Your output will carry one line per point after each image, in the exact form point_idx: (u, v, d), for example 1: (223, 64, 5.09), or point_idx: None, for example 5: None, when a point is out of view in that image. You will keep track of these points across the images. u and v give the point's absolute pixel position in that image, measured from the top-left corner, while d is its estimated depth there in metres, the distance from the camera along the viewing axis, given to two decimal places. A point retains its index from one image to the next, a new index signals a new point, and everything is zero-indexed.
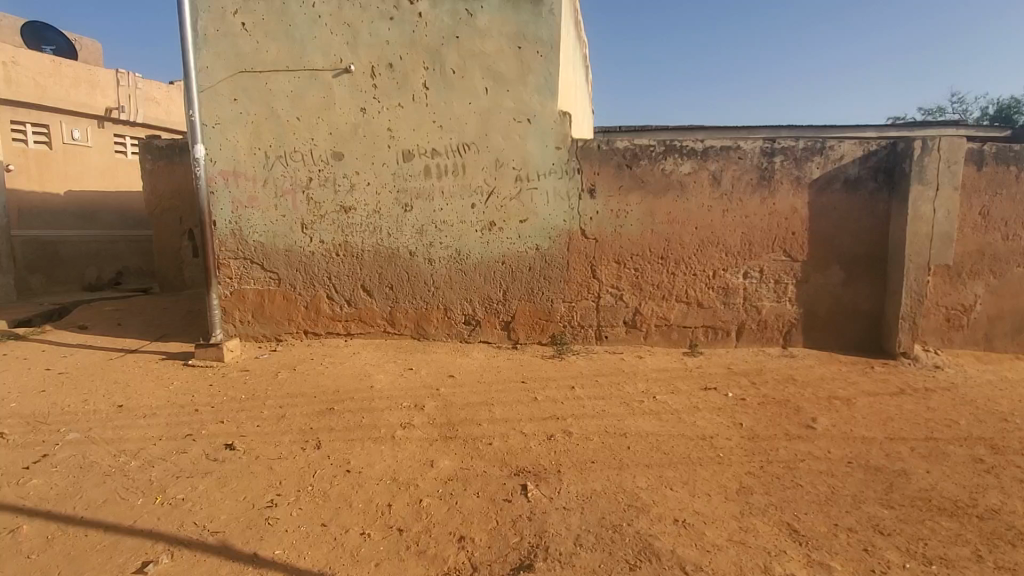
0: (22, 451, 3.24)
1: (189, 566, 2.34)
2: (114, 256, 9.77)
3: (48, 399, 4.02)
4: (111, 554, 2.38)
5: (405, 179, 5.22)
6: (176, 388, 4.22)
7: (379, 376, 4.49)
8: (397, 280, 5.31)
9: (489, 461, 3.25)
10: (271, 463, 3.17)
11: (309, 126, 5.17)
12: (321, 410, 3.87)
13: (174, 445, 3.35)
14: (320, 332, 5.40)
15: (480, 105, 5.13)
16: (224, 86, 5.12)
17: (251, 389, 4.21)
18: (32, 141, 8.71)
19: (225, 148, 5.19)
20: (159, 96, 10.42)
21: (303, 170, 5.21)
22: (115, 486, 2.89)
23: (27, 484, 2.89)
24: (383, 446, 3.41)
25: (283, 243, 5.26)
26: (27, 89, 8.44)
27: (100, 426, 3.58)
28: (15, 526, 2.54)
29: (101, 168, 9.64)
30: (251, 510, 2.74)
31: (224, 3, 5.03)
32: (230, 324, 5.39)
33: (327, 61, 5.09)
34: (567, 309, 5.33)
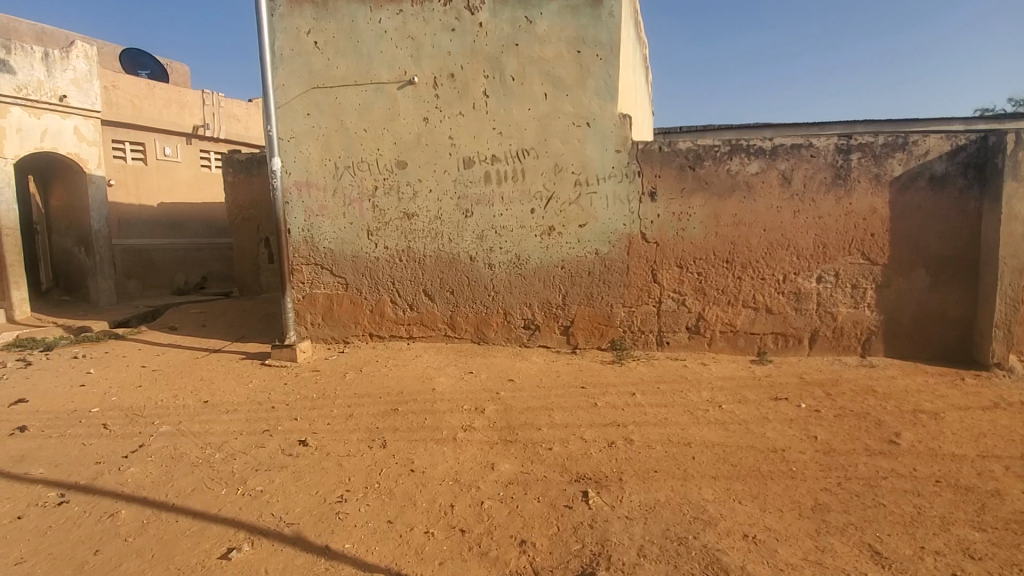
0: (122, 441, 3.56)
1: (266, 554, 2.48)
2: (199, 262, 10.49)
3: (143, 394, 4.39)
4: (198, 540, 2.56)
5: (466, 186, 5.33)
6: (254, 386, 4.50)
7: (440, 379, 4.59)
8: (457, 285, 5.42)
9: (549, 466, 3.25)
10: (341, 460, 3.31)
11: (374, 136, 5.38)
12: (386, 410, 4.00)
13: (253, 439, 3.57)
14: (384, 335, 5.59)
15: (539, 110, 5.16)
16: (298, 102, 5.43)
17: (321, 388, 4.42)
18: (130, 158, 9.58)
19: (298, 160, 5.49)
20: (239, 113, 11.19)
21: (369, 179, 5.43)
22: (201, 476, 3.12)
23: (127, 471, 3.17)
24: (445, 447, 3.48)
25: (350, 249, 5.50)
26: (125, 111, 9.31)
27: (188, 420, 3.87)
28: (117, 510, 2.79)
29: (189, 182, 10.43)
30: (323, 504, 2.87)
31: (298, 24, 5.34)
32: (302, 327, 5.67)
33: (392, 74, 5.29)
34: (627, 314, 5.24)
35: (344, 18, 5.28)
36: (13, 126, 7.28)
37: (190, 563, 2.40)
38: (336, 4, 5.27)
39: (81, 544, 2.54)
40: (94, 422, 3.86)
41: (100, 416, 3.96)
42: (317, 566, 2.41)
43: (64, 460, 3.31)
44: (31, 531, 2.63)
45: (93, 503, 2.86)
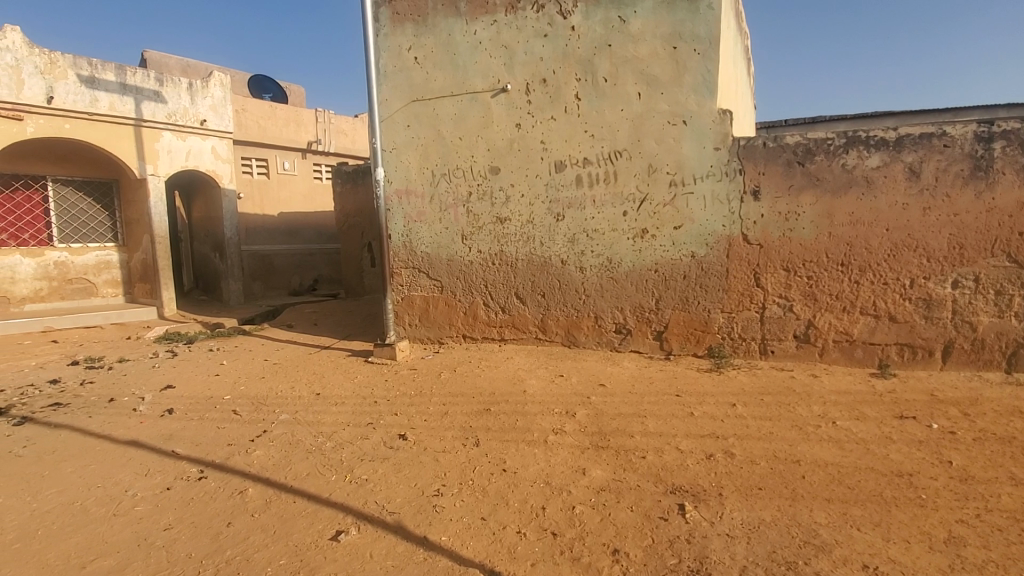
0: (249, 426, 3.97)
1: (371, 539, 2.64)
2: (312, 266, 11.45)
3: (266, 384, 4.87)
4: (312, 521, 2.79)
5: (557, 190, 5.35)
6: (359, 382, 4.82)
7: (531, 382, 4.63)
8: (548, 288, 5.45)
9: (643, 475, 3.16)
10: (437, 455, 3.46)
11: (470, 144, 5.56)
12: (479, 410, 4.11)
13: (358, 431, 3.83)
14: (477, 337, 5.75)
15: (633, 111, 5.06)
16: (399, 115, 5.75)
17: (419, 386, 4.64)
18: (256, 173, 10.68)
19: (399, 169, 5.81)
20: (347, 127, 12.07)
21: (464, 185, 5.62)
22: (314, 462, 3.40)
23: (253, 453, 3.53)
24: (536, 449, 3.51)
25: (446, 253, 5.72)
26: (252, 131, 10.42)
27: (303, 410, 4.23)
28: (245, 488, 3.12)
29: (304, 192, 11.44)
30: (421, 496, 3.01)
31: (401, 41, 5.67)
32: (401, 327, 5.97)
33: (487, 83, 5.44)
34: (726, 320, 4.97)
35: (442, 32, 5.53)
36: (165, 148, 8.41)
37: (306, 541, 2.62)
38: (434, 19, 5.54)
39: (216, 516, 2.86)
40: (226, 408, 4.35)
41: (230, 403, 4.45)
42: (416, 554, 2.52)
43: (203, 441, 3.75)
44: (177, 501, 3.02)
45: (226, 481, 3.21)
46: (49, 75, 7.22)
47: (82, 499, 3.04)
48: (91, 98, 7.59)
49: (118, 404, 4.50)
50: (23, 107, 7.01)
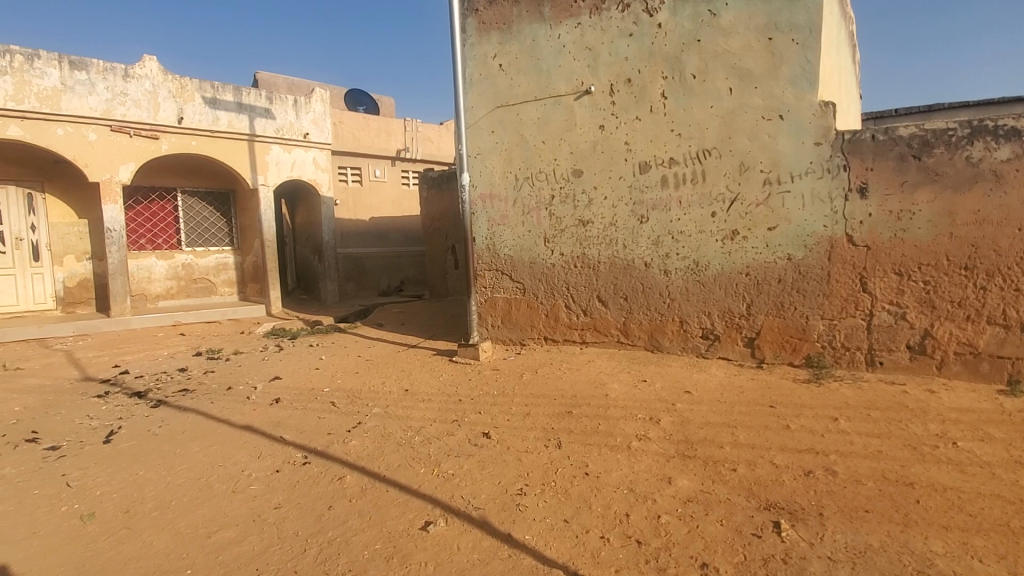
0: (346, 417, 4.26)
1: (458, 532, 2.74)
2: (399, 268, 12.03)
3: (360, 379, 5.20)
4: (403, 510, 2.95)
5: (642, 191, 5.25)
6: (444, 380, 5.00)
7: (613, 386, 4.57)
8: (631, 291, 5.35)
9: (734, 488, 3.02)
10: (520, 455, 3.52)
11: (552, 147, 5.60)
12: (561, 412, 4.13)
13: (444, 427, 3.99)
14: (558, 339, 5.77)
15: (723, 107, 4.86)
16: (484, 121, 5.90)
17: (502, 386, 4.74)
18: (351, 180, 11.41)
19: (484, 174, 5.96)
20: (433, 135, 12.59)
21: (547, 188, 5.67)
22: (404, 454, 3.59)
23: (350, 443, 3.79)
24: (620, 454, 3.47)
25: (528, 256, 5.80)
26: (347, 141, 11.17)
27: (393, 405, 4.47)
28: (343, 475, 3.35)
29: (393, 198, 12.04)
30: (505, 494, 3.08)
31: (486, 49, 5.82)
32: (484, 328, 6.12)
33: (571, 86, 5.45)
34: (827, 328, 4.62)
35: (527, 38, 5.62)
36: (274, 160, 9.21)
37: (398, 529, 2.77)
38: (519, 26, 5.64)
39: (319, 499, 3.10)
40: (326, 399, 4.69)
41: (329, 395, 4.79)
42: (501, 550, 2.59)
43: (306, 429, 4.08)
44: (285, 483, 3.30)
45: (326, 467, 3.47)
46: (180, 99, 8.17)
47: (207, 476, 3.41)
48: (213, 117, 8.49)
49: (235, 391, 5.00)
50: (159, 127, 8.00)
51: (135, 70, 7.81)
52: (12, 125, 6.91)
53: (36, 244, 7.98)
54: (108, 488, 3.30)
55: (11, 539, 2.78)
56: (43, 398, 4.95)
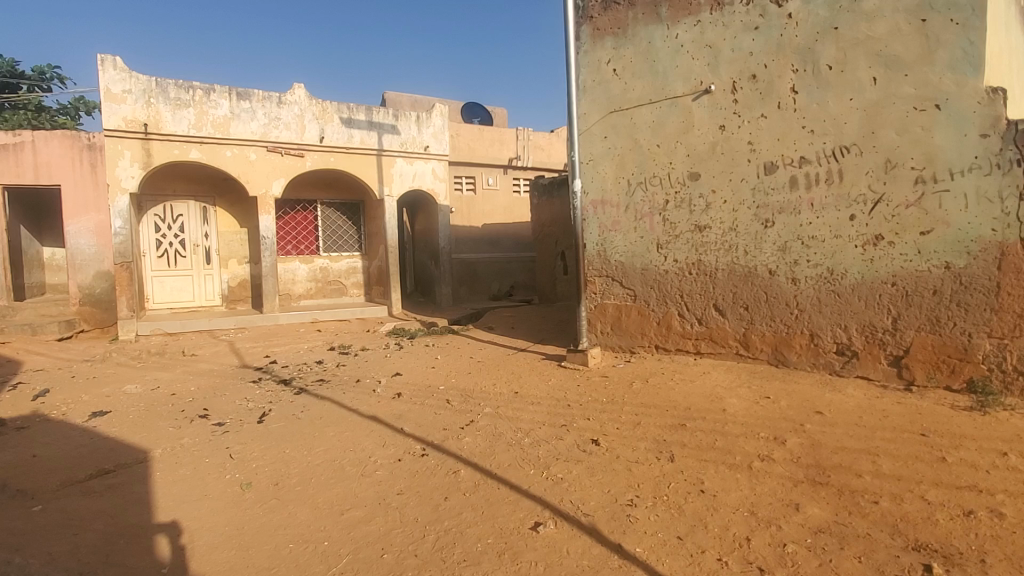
0: (460, 415, 4.46)
1: (568, 536, 2.76)
2: (510, 273, 12.32)
3: (473, 379, 5.43)
4: (514, 509, 3.03)
5: (767, 194, 4.92)
6: (553, 385, 5.05)
7: (731, 401, 4.30)
8: (753, 300, 5.02)
9: (874, 523, 2.70)
10: (630, 465, 3.44)
11: (668, 151, 5.44)
12: (674, 424, 3.97)
13: (553, 431, 4.03)
14: (670, 348, 5.55)
15: (864, 99, 4.39)
16: (597, 127, 5.87)
17: (611, 394, 4.67)
18: (466, 189, 11.98)
19: (595, 180, 5.92)
20: (543, 143, 12.82)
21: (661, 193, 5.52)
22: (515, 454, 3.68)
23: (464, 439, 3.97)
24: (739, 474, 3.25)
25: (640, 262, 5.66)
26: (463, 152, 11.75)
27: (504, 406, 4.60)
28: (457, 470, 3.52)
29: (505, 205, 12.42)
30: (615, 503, 3.04)
31: (600, 55, 5.80)
32: (593, 334, 6.04)
33: (689, 86, 5.26)
34: (996, 348, 3.96)
35: (642, 41, 5.52)
36: (398, 172, 9.93)
37: (510, 526, 2.85)
38: (635, 30, 5.56)
39: (436, 489, 3.29)
40: (442, 396, 4.97)
41: (444, 392, 5.06)
42: (611, 560, 2.56)
43: (424, 423, 4.35)
44: (406, 471, 3.55)
45: (442, 460, 3.67)
46: (322, 120, 9.15)
47: (339, 459, 3.77)
48: (348, 135, 9.39)
49: (363, 384, 5.47)
50: (304, 146, 9.02)
51: (287, 97, 8.89)
52: (193, 149, 8.21)
53: (208, 250, 9.37)
54: (261, 462, 3.78)
55: (189, 498, 3.30)
56: (211, 381, 5.80)
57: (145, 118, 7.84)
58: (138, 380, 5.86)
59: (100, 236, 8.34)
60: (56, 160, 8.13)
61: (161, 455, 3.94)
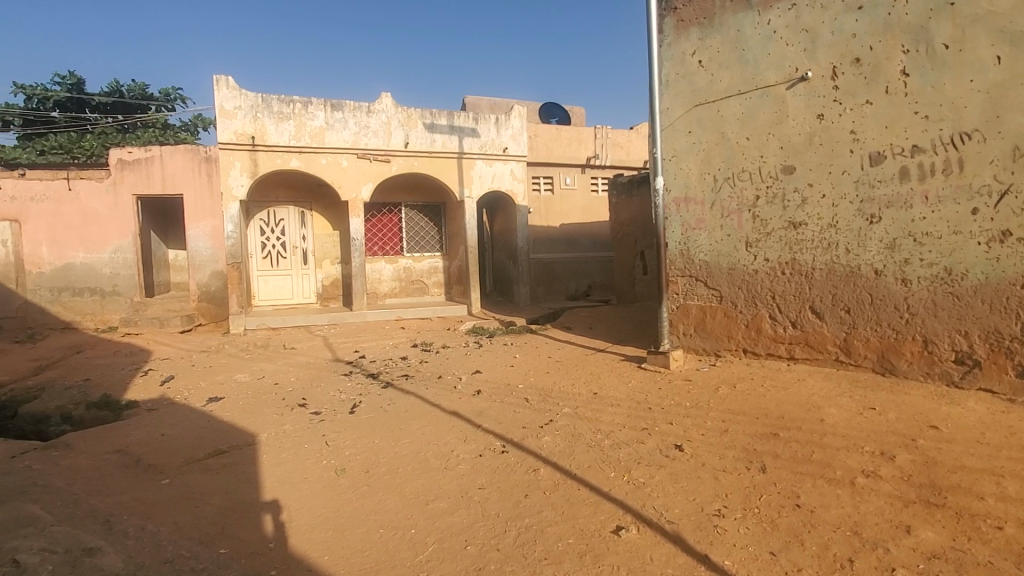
0: (539, 414, 4.50)
1: (651, 543, 2.69)
2: (588, 273, 12.21)
3: (551, 379, 5.45)
4: (595, 511, 3.00)
5: (872, 187, 4.53)
6: (633, 387, 4.94)
7: (830, 411, 3.99)
8: (855, 302, 4.64)
9: (1001, 553, 2.41)
10: (717, 474, 3.30)
11: (758, 143, 5.15)
12: (765, 433, 3.75)
13: (634, 434, 3.95)
14: (760, 353, 5.26)
15: (987, 80, 3.91)
16: (680, 121, 5.66)
17: (695, 398, 4.50)
18: (543, 190, 12.03)
19: (679, 177, 5.71)
20: (623, 140, 12.58)
21: (750, 189, 5.24)
22: (595, 456, 3.65)
23: (543, 438, 4.00)
24: (840, 490, 3.02)
25: (727, 261, 5.41)
26: (541, 153, 11.81)
27: (583, 406, 4.58)
28: (537, 468, 3.55)
29: (582, 205, 12.33)
30: (701, 512, 2.93)
31: (685, 47, 5.59)
32: (676, 336, 5.84)
33: (782, 74, 4.95)
34: None
35: (730, 29, 5.26)
36: (478, 174, 10.15)
37: (591, 528, 2.83)
38: (722, 18, 5.31)
39: (517, 486, 3.34)
40: (521, 395, 5.03)
41: (523, 391, 5.12)
42: (697, 571, 2.47)
43: (503, 420, 4.43)
44: (488, 466, 3.63)
45: (522, 458, 3.71)
46: (407, 126, 9.56)
47: (424, 451, 3.92)
48: (430, 140, 9.74)
49: (445, 380, 5.66)
50: (390, 151, 9.47)
51: (375, 106, 9.38)
52: (293, 158, 8.89)
53: (305, 251, 10.10)
54: (354, 450, 4.03)
55: (292, 480, 3.58)
56: (309, 373, 6.25)
57: (252, 131, 8.59)
58: (246, 369, 6.45)
59: (214, 239, 9.23)
60: (180, 171, 9.13)
61: (267, 439, 4.31)
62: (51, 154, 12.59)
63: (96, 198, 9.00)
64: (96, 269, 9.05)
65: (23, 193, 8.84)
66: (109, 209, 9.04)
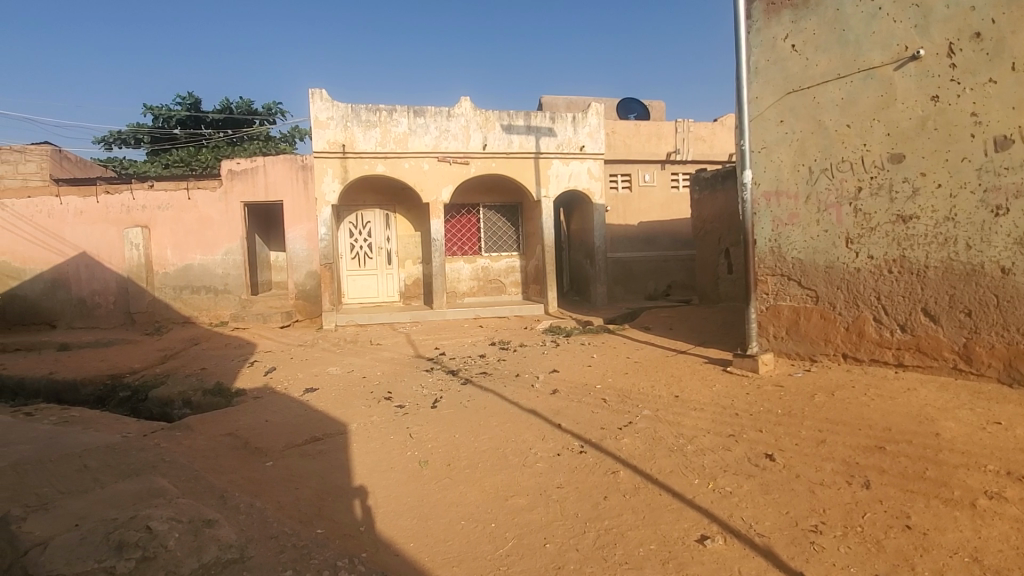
0: (618, 415, 4.42)
1: (740, 555, 2.57)
2: (667, 272, 11.83)
3: (630, 380, 5.34)
4: (677, 518, 2.91)
5: (997, 175, 4.10)
6: (718, 391, 4.73)
7: (946, 424, 3.59)
8: (978, 303, 4.19)
9: None
10: (814, 487, 3.07)
11: (861, 131, 4.75)
12: (869, 445, 3.45)
13: (720, 440, 3.77)
14: (862, 358, 4.83)
15: None
16: (771, 111, 5.26)
17: (787, 405, 4.22)
18: (621, 187, 11.80)
19: (768, 170, 5.33)
20: (705, 134, 12.07)
21: (851, 181, 4.85)
22: (677, 461, 3.53)
23: (622, 440, 3.93)
24: (958, 512, 2.72)
25: (824, 259, 5.03)
26: (619, 150, 11.60)
27: (664, 409, 4.44)
28: (616, 470, 3.50)
29: (662, 202, 11.96)
30: (795, 527, 2.75)
31: (776, 31, 5.21)
32: (764, 339, 5.47)
33: (889, 54, 4.54)
34: None
35: (828, 9, 4.88)
36: (554, 173, 10.15)
37: (674, 536, 2.74)
38: None
39: (595, 487, 3.31)
40: (599, 395, 4.97)
41: (601, 391, 5.06)
42: None
43: (581, 420, 4.40)
44: (566, 466, 3.63)
45: (601, 459, 3.67)
46: (485, 128, 9.75)
47: (503, 447, 3.99)
48: (508, 141, 9.88)
49: (522, 378, 5.72)
50: (469, 154, 9.70)
51: (455, 110, 9.64)
52: (379, 164, 9.36)
53: (389, 252, 10.60)
54: (436, 443, 4.18)
55: (379, 468, 3.78)
56: (394, 368, 6.56)
57: (343, 139, 9.15)
58: (338, 363, 6.89)
59: (309, 242, 9.93)
60: (280, 180, 9.91)
61: (356, 429, 4.57)
62: (173, 167, 14.18)
63: (211, 205, 9.99)
64: (210, 270, 10.05)
65: (152, 203, 10.03)
66: (221, 215, 10.00)
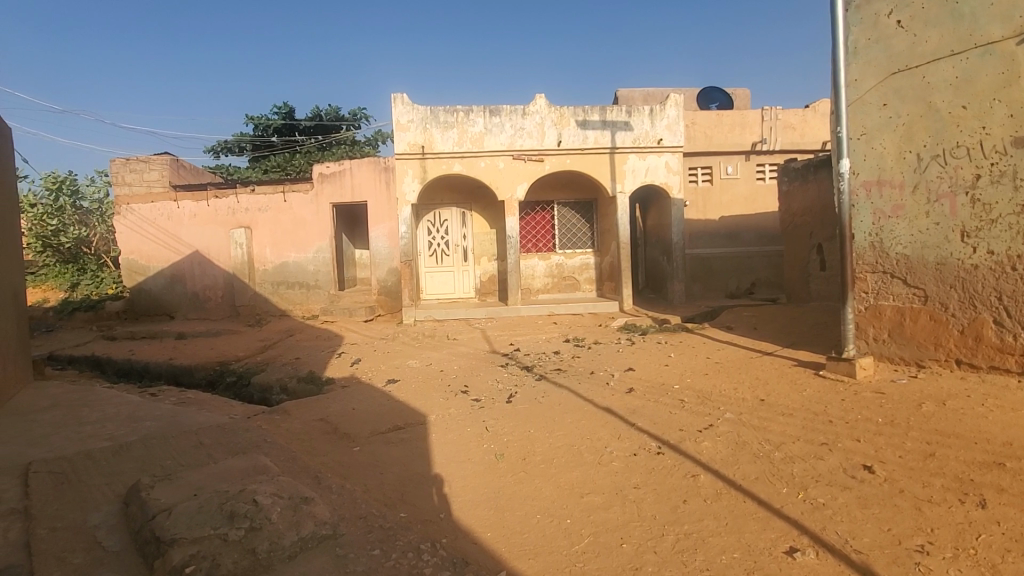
0: (698, 417, 4.28)
1: (833, 571, 2.42)
2: (751, 269, 11.32)
3: (710, 381, 5.14)
4: (764, 527, 2.78)
5: None
6: (809, 396, 4.44)
7: None
8: None
9: None
10: (920, 504, 2.81)
11: (979, 112, 4.28)
12: (987, 462, 3.10)
13: (811, 448, 3.55)
14: (979, 365, 4.34)
15: None
16: (872, 94, 4.82)
17: (889, 414, 3.89)
18: (701, 181, 11.30)
19: (869, 158, 4.90)
20: (795, 122, 11.33)
21: (968, 168, 4.37)
22: (763, 468, 3.36)
23: (702, 443, 3.80)
24: None
25: (934, 255, 4.57)
26: (699, 141, 11.19)
27: (748, 413, 4.24)
28: (696, 474, 3.39)
29: (746, 195, 11.36)
30: (897, 546, 2.53)
31: (878, 7, 4.76)
32: (863, 341, 5.06)
33: (1012, 26, 4.08)
34: None
35: None
36: (631, 168, 9.93)
37: (760, 546, 2.62)
38: None
39: (674, 490, 3.23)
40: (677, 396, 4.83)
41: (679, 392, 4.91)
42: None
43: (658, 421, 4.30)
44: (643, 467, 3.57)
45: (679, 462, 3.57)
46: (559, 125, 9.73)
47: (578, 445, 3.99)
48: (583, 137, 9.80)
49: (597, 376, 5.68)
50: (544, 151, 9.72)
51: (530, 108, 9.70)
52: (456, 163, 9.63)
53: (466, 249, 10.87)
54: (511, 436, 4.26)
55: (457, 459, 3.92)
56: (470, 362, 6.74)
57: (422, 140, 9.49)
58: (418, 357, 7.18)
59: (391, 240, 10.39)
60: (365, 181, 10.46)
61: (435, 420, 4.76)
62: (271, 172, 15.37)
63: (305, 206, 10.74)
64: (303, 267, 10.81)
65: (253, 206, 10.93)
66: (312, 215, 10.72)
